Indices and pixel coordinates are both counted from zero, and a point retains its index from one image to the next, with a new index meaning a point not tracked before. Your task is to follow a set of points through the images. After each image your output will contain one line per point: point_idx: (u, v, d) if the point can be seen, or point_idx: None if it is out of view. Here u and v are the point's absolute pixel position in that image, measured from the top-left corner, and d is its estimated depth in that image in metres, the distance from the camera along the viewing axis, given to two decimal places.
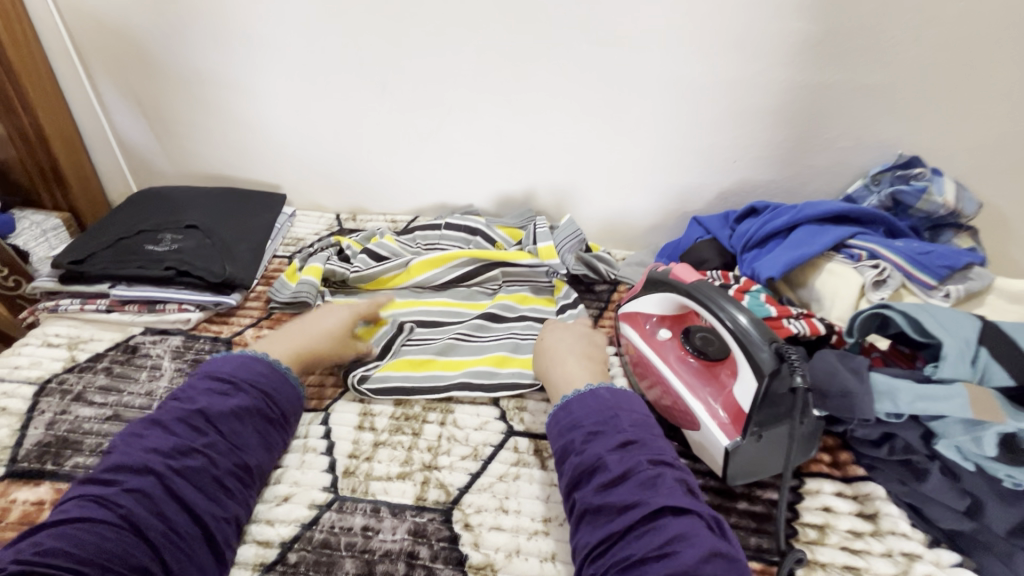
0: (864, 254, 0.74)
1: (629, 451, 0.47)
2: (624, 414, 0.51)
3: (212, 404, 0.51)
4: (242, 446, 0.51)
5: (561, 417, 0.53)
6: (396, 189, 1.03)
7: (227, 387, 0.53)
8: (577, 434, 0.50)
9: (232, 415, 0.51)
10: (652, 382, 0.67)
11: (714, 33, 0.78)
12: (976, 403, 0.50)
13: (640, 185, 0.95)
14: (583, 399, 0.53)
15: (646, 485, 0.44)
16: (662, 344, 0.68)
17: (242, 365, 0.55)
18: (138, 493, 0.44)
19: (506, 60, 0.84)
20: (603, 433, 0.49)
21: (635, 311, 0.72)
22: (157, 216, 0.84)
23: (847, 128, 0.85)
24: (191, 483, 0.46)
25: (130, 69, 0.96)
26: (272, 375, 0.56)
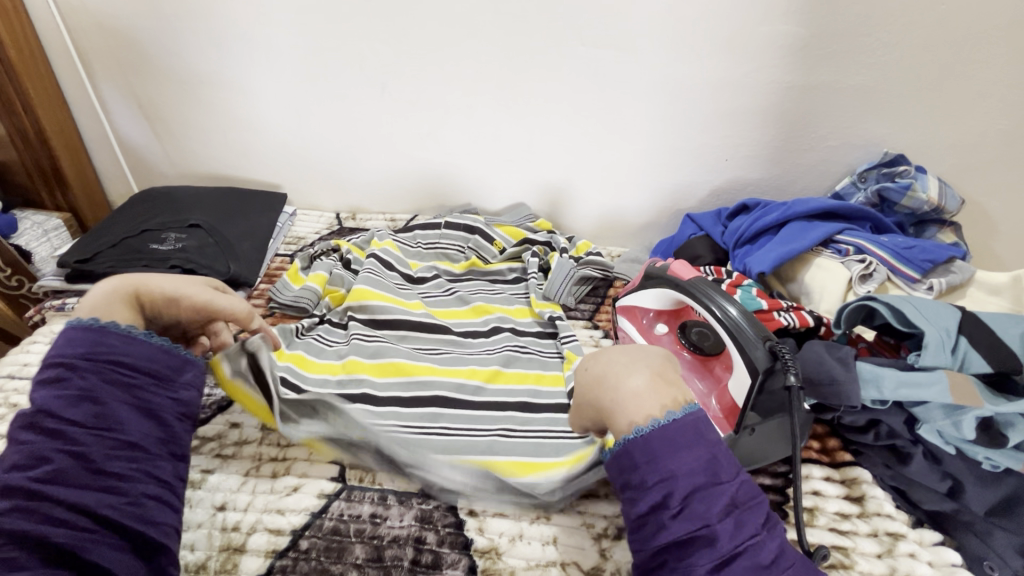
0: (851, 249, 0.77)
1: (737, 518, 0.39)
2: (722, 461, 0.42)
3: (55, 397, 0.44)
4: (116, 424, 0.45)
5: (636, 460, 0.42)
6: (395, 188, 1.04)
7: (70, 369, 0.46)
8: (666, 490, 0.40)
9: (84, 395, 0.45)
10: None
11: (705, 35, 0.80)
12: (955, 389, 0.53)
13: (634, 183, 0.97)
14: (667, 439, 0.41)
15: (762, 568, 0.38)
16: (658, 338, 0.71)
17: (73, 341, 0.48)
18: (16, 512, 0.40)
19: (502, 61, 0.86)
20: (703, 490, 0.40)
21: (631, 305, 0.74)
22: (161, 215, 0.85)
23: (834, 127, 0.87)
24: (72, 481, 0.42)
25: (129, 70, 0.96)
26: (161, 357, 0.51)
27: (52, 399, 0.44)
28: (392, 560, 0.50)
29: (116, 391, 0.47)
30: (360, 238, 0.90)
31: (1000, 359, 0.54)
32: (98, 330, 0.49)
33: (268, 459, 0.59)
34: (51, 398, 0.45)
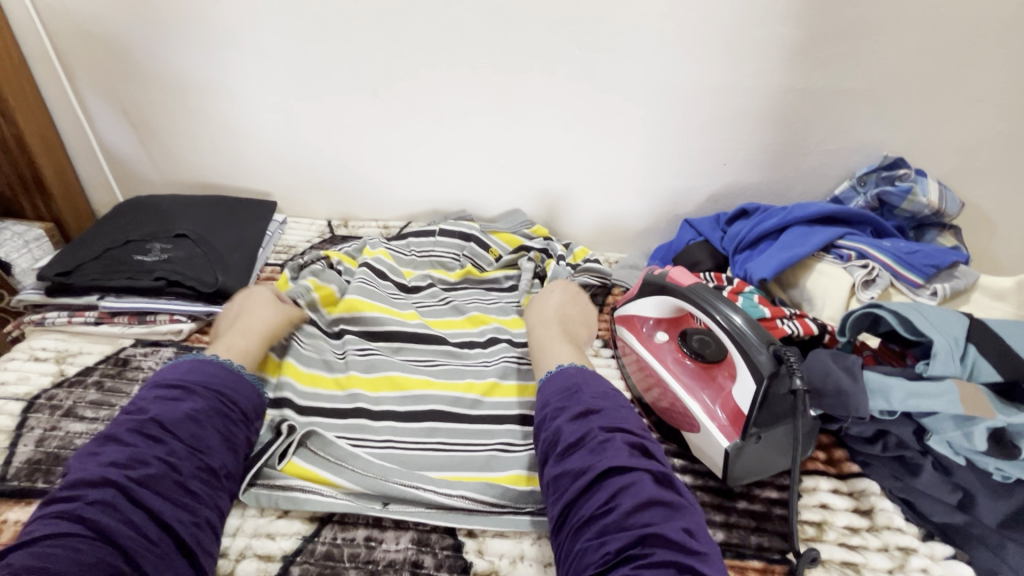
0: (854, 254, 0.76)
1: (586, 421, 0.49)
2: (586, 389, 0.53)
3: (166, 411, 0.48)
4: (204, 449, 0.48)
5: (536, 401, 0.55)
6: (387, 195, 1.02)
7: (181, 390, 0.50)
8: (547, 412, 0.52)
9: (191, 416, 0.48)
10: (651, 386, 0.67)
11: (702, 39, 0.79)
12: (966, 399, 0.52)
13: (631, 188, 0.96)
14: (553, 380, 0.55)
15: (597, 450, 0.46)
16: (660, 348, 0.68)
17: (194, 369, 0.53)
18: (103, 504, 0.41)
19: (497, 66, 0.84)
20: (567, 407, 0.51)
21: (630, 314, 0.72)
22: (146, 225, 0.83)
23: (833, 131, 0.86)
24: (154, 489, 0.43)
25: (114, 76, 0.94)
26: (228, 379, 0.54)
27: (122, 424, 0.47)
28: None
29: (179, 414, 0.48)
30: (351, 247, 0.87)
31: (1011, 366, 0.53)
32: (215, 362, 0.55)
33: None
34: (160, 409, 0.48)
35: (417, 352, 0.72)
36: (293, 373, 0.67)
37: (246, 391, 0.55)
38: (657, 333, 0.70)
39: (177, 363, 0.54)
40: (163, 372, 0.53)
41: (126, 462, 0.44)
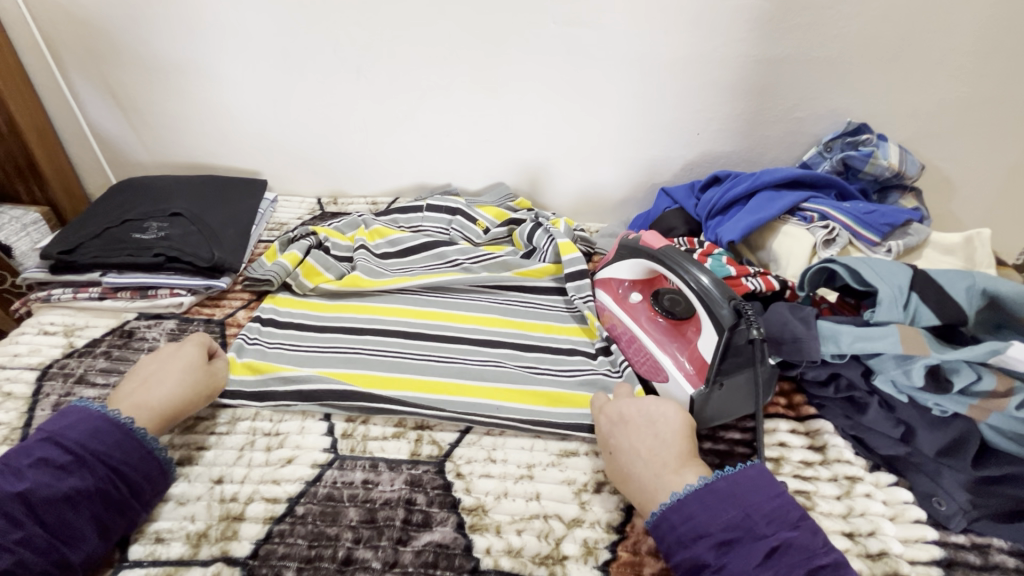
0: (816, 216, 0.80)
1: (776, 565, 0.44)
2: (755, 511, 0.47)
3: (47, 487, 0.46)
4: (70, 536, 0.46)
5: (679, 529, 0.47)
6: (375, 172, 1.05)
7: (70, 460, 0.48)
8: (709, 544, 0.46)
9: (63, 496, 0.46)
10: (624, 342, 0.72)
11: (675, 13, 0.82)
12: (906, 340, 0.57)
13: (610, 160, 0.99)
14: (701, 498, 0.48)
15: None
16: (633, 307, 0.73)
17: (93, 434, 0.50)
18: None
19: (476, 41, 0.87)
20: (739, 541, 0.45)
21: (607, 277, 0.77)
22: (142, 205, 0.86)
23: (801, 99, 0.90)
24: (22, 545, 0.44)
25: (100, 60, 0.96)
26: (136, 459, 0.51)
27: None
28: (384, 521, 0.53)
29: (63, 490, 0.46)
30: (341, 222, 0.91)
31: (948, 312, 0.58)
32: (114, 427, 0.51)
33: (261, 435, 0.61)
34: (34, 481, 0.46)
35: (410, 300, 0.80)
36: (303, 306, 0.78)
37: (144, 466, 0.51)
38: (632, 294, 0.74)
39: (67, 419, 0.51)
40: (61, 428, 0.50)
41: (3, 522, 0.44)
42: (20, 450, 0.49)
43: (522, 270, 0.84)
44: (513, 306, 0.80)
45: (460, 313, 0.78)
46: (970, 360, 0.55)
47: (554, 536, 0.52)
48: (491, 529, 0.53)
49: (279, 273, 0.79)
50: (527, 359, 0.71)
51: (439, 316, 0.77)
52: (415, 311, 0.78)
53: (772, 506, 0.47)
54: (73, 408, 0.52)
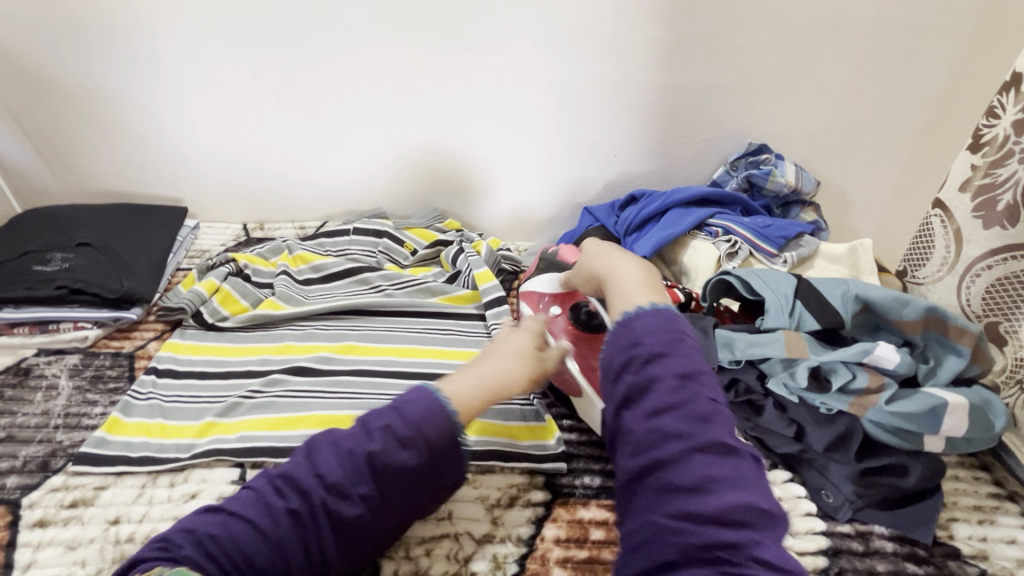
0: (721, 230, 0.86)
1: (692, 389, 0.44)
2: (688, 343, 0.47)
3: (386, 456, 0.46)
4: (389, 508, 0.47)
5: (620, 333, 0.48)
6: (303, 196, 1.05)
7: (408, 437, 0.46)
8: (638, 353, 0.46)
9: (415, 473, 0.47)
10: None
11: (584, 41, 0.87)
12: (790, 344, 0.63)
13: (535, 180, 1.03)
14: (645, 318, 0.48)
15: (702, 423, 0.42)
16: (554, 321, 0.70)
17: (429, 415, 0.47)
18: (295, 515, 0.44)
19: (397, 71, 0.89)
20: (666, 357, 0.45)
21: (531, 291, 0.76)
22: (45, 235, 0.82)
23: (706, 122, 0.96)
24: (346, 515, 0.45)
25: (5, 87, 0.92)
26: (351, 475, 0.45)
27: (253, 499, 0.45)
28: None
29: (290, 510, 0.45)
30: (264, 248, 0.90)
31: (827, 317, 0.64)
32: (448, 417, 0.47)
33: (164, 470, 0.59)
34: (380, 443, 0.46)
35: (330, 329, 0.79)
36: (208, 351, 0.74)
37: (448, 455, 0.48)
38: (551, 307, 0.72)
39: (422, 390, 0.49)
40: (415, 405, 0.48)
41: (263, 500, 0.45)
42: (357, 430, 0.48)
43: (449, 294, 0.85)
44: (437, 330, 0.80)
45: (376, 345, 0.77)
46: (846, 360, 0.61)
47: (464, 553, 0.53)
48: (402, 551, 0.53)
49: (193, 301, 0.78)
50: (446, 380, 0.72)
51: (353, 350, 0.76)
52: (330, 345, 0.76)
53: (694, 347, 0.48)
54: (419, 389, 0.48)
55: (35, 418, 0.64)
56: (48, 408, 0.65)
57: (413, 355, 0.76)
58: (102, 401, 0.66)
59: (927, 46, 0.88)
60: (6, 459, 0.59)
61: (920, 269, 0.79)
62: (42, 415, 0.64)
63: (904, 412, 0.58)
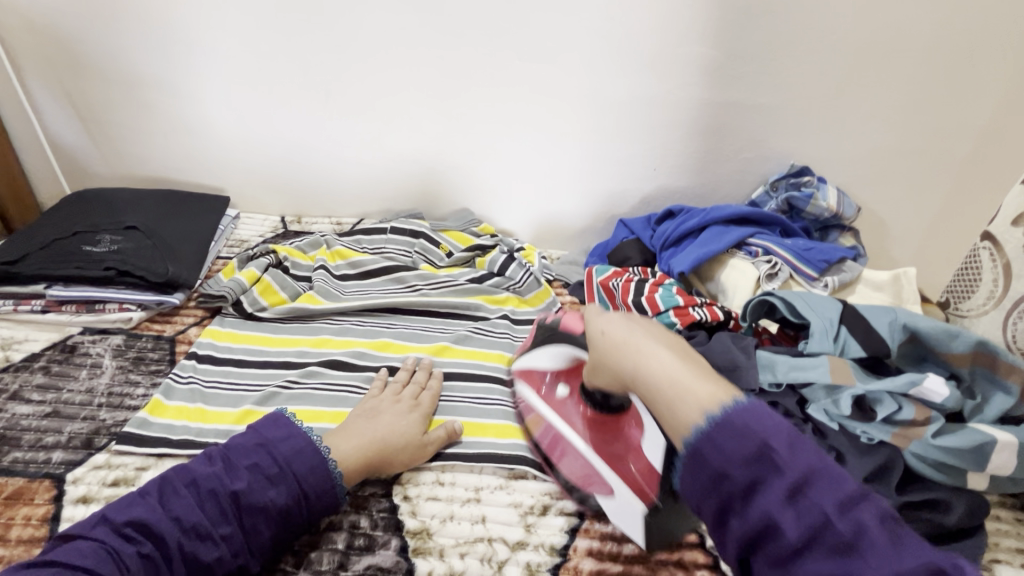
0: (760, 250, 0.85)
1: (802, 505, 0.36)
2: (728, 416, 0.40)
3: (253, 493, 0.50)
4: (257, 546, 0.50)
5: (695, 471, 0.40)
6: (341, 192, 1.06)
7: (276, 473, 0.51)
8: (729, 487, 0.38)
9: (281, 507, 0.51)
10: (557, 446, 0.63)
11: (632, 53, 0.87)
12: (834, 370, 0.62)
13: (571, 190, 1.03)
14: (713, 441, 0.39)
15: (845, 551, 0.35)
16: (562, 404, 0.64)
17: (300, 455, 0.53)
18: (147, 560, 0.45)
19: (444, 74, 0.91)
20: (763, 481, 0.37)
21: (529, 367, 0.70)
22: (94, 217, 0.84)
23: (749, 141, 0.96)
24: (204, 557, 0.47)
25: (63, 70, 0.95)
26: (206, 504, 0.48)
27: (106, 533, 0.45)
28: (327, 543, 0.53)
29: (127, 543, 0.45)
30: (303, 241, 0.91)
31: (874, 345, 0.63)
32: (320, 456, 0.54)
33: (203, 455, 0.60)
34: (245, 480, 0.50)
35: (366, 326, 0.80)
36: (246, 340, 0.75)
37: (325, 496, 0.53)
38: (558, 388, 0.65)
39: (281, 422, 0.55)
40: (276, 439, 0.54)
41: (113, 555, 0.44)
42: (233, 445, 0.53)
43: (489, 295, 0.86)
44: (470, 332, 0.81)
45: (409, 343, 0.77)
46: (892, 391, 0.60)
47: (496, 559, 0.53)
48: (434, 552, 0.53)
49: (234, 289, 0.79)
50: (479, 385, 0.72)
51: (388, 347, 0.76)
52: (364, 341, 0.77)
53: (790, 432, 0.39)
54: (277, 412, 0.57)
55: (79, 395, 0.65)
56: (92, 386, 0.66)
57: (448, 354, 0.76)
58: (144, 383, 0.67)
59: (980, 75, 0.87)
60: (51, 434, 0.60)
61: (964, 301, 0.78)
62: (86, 393, 0.65)
63: (951, 446, 0.57)
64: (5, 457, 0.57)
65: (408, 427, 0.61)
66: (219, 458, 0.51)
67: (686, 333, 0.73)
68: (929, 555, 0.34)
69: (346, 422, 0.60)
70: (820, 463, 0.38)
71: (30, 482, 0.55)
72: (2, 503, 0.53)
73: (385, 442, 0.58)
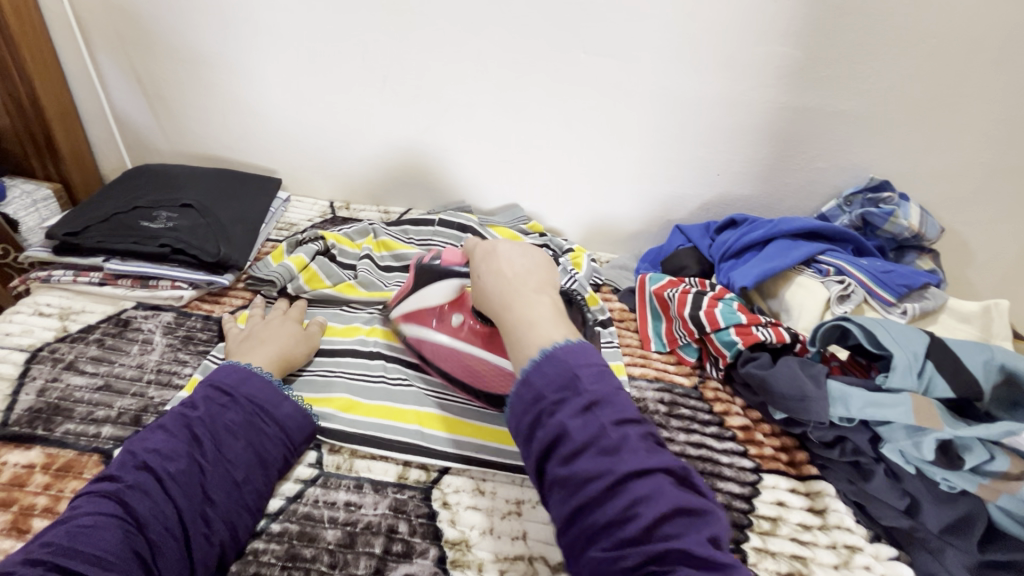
0: (832, 269, 0.79)
1: (591, 416, 0.40)
2: (586, 373, 0.42)
3: (216, 416, 0.54)
4: (237, 459, 0.53)
5: (520, 393, 0.43)
6: (391, 181, 1.04)
7: (230, 398, 0.56)
8: (542, 405, 0.41)
9: (243, 423, 0.55)
10: (442, 356, 0.66)
11: (706, 50, 0.82)
12: (919, 411, 0.56)
13: (625, 192, 0.98)
14: (539, 367, 0.43)
15: (611, 453, 0.39)
16: (457, 331, 0.65)
17: (246, 380, 0.58)
18: (139, 489, 0.48)
19: (504, 64, 0.87)
20: (566, 399, 0.41)
21: (419, 307, 0.69)
22: (153, 192, 0.85)
23: (824, 150, 0.89)
24: (193, 477, 0.50)
25: (131, 45, 0.96)
26: (177, 432, 0.52)
27: (100, 479, 0.48)
28: (363, 546, 0.52)
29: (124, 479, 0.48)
30: (351, 229, 0.89)
31: (965, 385, 0.57)
32: (264, 378, 0.59)
33: None
34: (206, 407, 0.55)
35: None
36: None
37: (290, 414, 0.58)
38: (450, 317, 0.66)
39: (226, 365, 0.60)
40: (215, 375, 0.59)
41: (107, 496, 0.47)
42: (190, 393, 0.57)
43: None
44: None
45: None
46: (984, 437, 0.53)
47: None
48: (473, 566, 0.51)
49: (282, 275, 0.79)
50: None
51: None
52: (393, 333, 0.75)
53: (607, 367, 0.44)
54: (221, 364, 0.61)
55: (130, 370, 0.66)
56: (142, 362, 0.67)
57: None
58: (192, 362, 0.68)
59: None
60: (102, 408, 0.60)
61: None
62: (137, 367, 0.66)
63: None
64: (58, 428, 0.58)
65: (289, 329, 0.69)
66: (177, 404, 0.56)
67: (747, 354, 0.69)
68: (691, 496, 0.39)
69: (235, 352, 0.65)
70: (707, 507, 0.39)
71: (79, 456, 0.56)
72: (52, 475, 0.54)
73: (283, 350, 0.65)
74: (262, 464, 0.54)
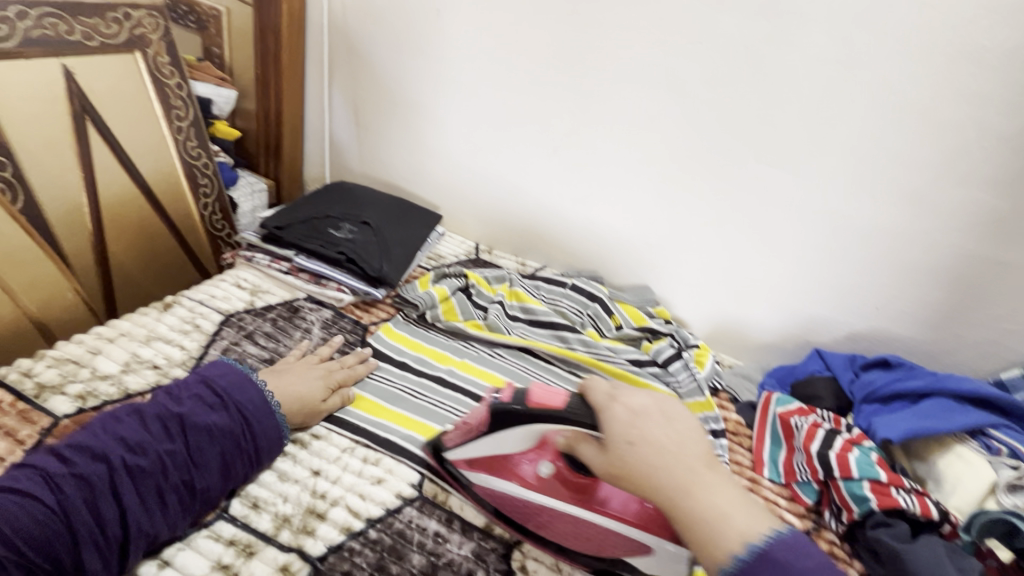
0: (1005, 449, 0.69)
1: None
2: None
3: (194, 416, 0.59)
4: (204, 466, 0.57)
5: None
6: (537, 237, 1.11)
7: (216, 402, 0.61)
8: None
9: (222, 430, 0.59)
10: (550, 523, 0.60)
11: (888, 182, 0.79)
12: None
13: (767, 301, 0.94)
14: None
15: None
16: (543, 482, 0.61)
17: (239, 388, 0.63)
18: (84, 478, 0.52)
19: (674, 156, 0.91)
20: None
21: (487, 453, 0.63)
22: (343, 206, 1.00)
23: (1015, 310, 0.79)
24: (152, 472, 0.55)
25: (359, 84, 1.15)
26: (150, 428, 0.57)
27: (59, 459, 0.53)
28: None
29: (81, 465, 0.53)
30: (491, 273, 0.97)
31: None
32: (251, 386, 0.64)
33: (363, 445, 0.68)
34: (185, 407, 0.59)
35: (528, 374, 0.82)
36: (429, 354, 0.83)
37: (266, 431, 0.62)
38: (539, 467, 0.62)
39: (216, 364, 0.65)
40: (206, 372, 0.64)
41: (45, 478, 0.51)
42: (178, 384, 0.63)
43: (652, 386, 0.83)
44: None
45: None
46: None
47: None
48: None
49: (425, 302, 0.88)
50: None
51: None
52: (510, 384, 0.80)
53: None
54: (217, 361, 0.67)
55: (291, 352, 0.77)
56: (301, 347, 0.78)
57: None
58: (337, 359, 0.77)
59: None
60: None
61: None
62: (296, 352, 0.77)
63: None
64: None
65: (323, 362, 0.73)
66: (162, 391, 0.62)
67: (880, 516, 0.62)
68: None
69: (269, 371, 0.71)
70: None
71: None
72: None
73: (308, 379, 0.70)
74: (225, 477, 0.59)
